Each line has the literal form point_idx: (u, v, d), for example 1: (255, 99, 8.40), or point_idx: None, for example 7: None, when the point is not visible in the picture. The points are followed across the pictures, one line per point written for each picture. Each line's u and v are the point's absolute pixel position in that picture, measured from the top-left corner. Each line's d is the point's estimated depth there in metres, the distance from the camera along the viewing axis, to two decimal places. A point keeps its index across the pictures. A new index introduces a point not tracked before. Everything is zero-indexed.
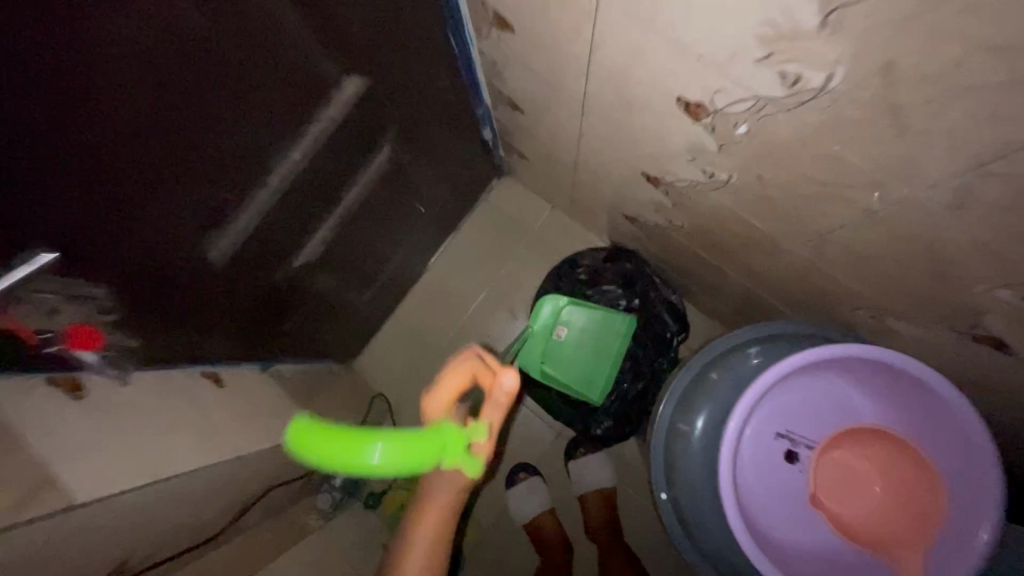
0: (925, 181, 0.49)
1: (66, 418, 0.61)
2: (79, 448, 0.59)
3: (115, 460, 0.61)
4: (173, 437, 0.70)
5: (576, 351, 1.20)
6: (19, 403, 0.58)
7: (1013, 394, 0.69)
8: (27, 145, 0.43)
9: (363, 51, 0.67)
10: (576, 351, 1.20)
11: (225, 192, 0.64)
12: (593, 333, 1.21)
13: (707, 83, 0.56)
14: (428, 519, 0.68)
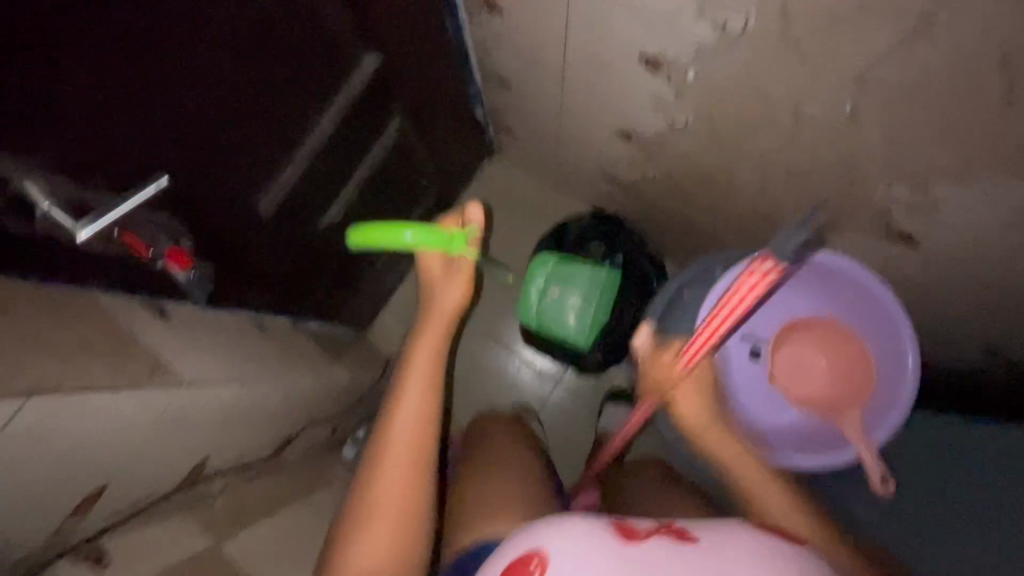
0: (827, 99, 0.64)
1: (153, 342, 0.71)
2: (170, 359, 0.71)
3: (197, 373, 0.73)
4: (233, 365, 0.82)
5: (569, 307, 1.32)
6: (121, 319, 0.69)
7: (925, 285, 0.85)
8: (147, 99, 0.55)
9: (378, 30, 0.81)
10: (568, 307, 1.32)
11: (272, 152, 0.77)
12: (582, 289, 1.32)
13: (661, 37, 0.71)
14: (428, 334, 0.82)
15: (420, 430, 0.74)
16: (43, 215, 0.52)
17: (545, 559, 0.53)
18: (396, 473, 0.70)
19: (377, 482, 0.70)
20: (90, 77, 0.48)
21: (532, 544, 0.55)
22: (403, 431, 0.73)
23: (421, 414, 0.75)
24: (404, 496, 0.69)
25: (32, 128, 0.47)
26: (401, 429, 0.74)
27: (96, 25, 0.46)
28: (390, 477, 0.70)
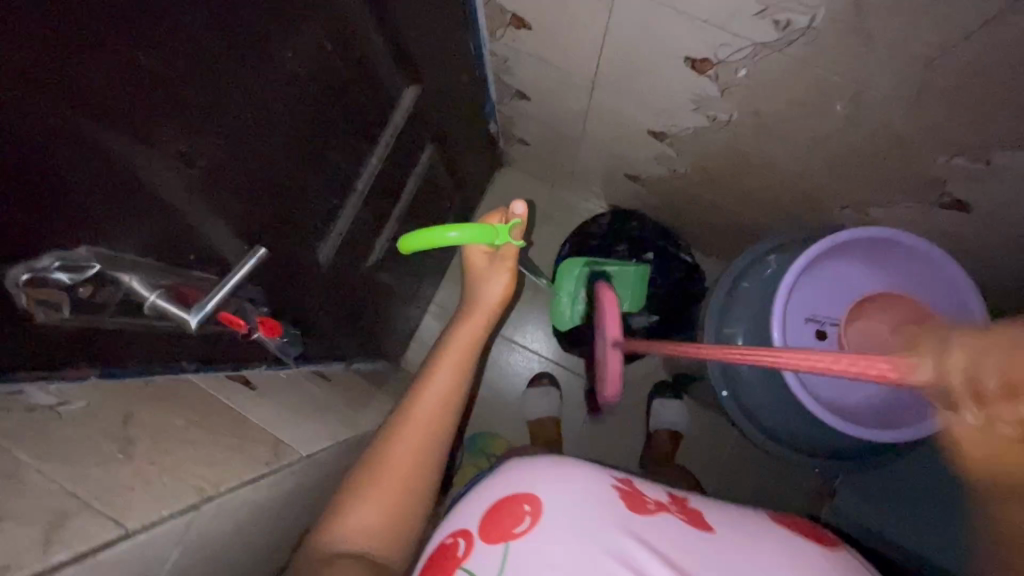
0: (891, 84, 0.65)
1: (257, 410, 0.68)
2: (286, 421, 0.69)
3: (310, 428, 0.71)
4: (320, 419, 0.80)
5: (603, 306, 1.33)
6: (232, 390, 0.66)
7: (976, 246, 0.88)
8: (228, 169, 0.53)
9: (416, 64, 0.80)
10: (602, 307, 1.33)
11: (330, 203, 0.75)
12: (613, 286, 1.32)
13: (712, 41, 0.71)
14: (466, 328, 0.84)
15: (446, 405, 0.74)
16: (150, 307, 0.48)
17: (536, 498, 0.55)
18: (416, 438, 0.70)
19: (392, 444, 0.69)
20: (187, 150, 0.47)
21: (525, 487, 0.57)
22: (431, 400, 0.73)
23: (450, 389, 0.76)
24: (417, 460, 0.68)
25: (136, 211, 0.45)
26: (429, 397, 0.74)
27: (195, 97, 0.45)
28: (408, 442, 0.69)
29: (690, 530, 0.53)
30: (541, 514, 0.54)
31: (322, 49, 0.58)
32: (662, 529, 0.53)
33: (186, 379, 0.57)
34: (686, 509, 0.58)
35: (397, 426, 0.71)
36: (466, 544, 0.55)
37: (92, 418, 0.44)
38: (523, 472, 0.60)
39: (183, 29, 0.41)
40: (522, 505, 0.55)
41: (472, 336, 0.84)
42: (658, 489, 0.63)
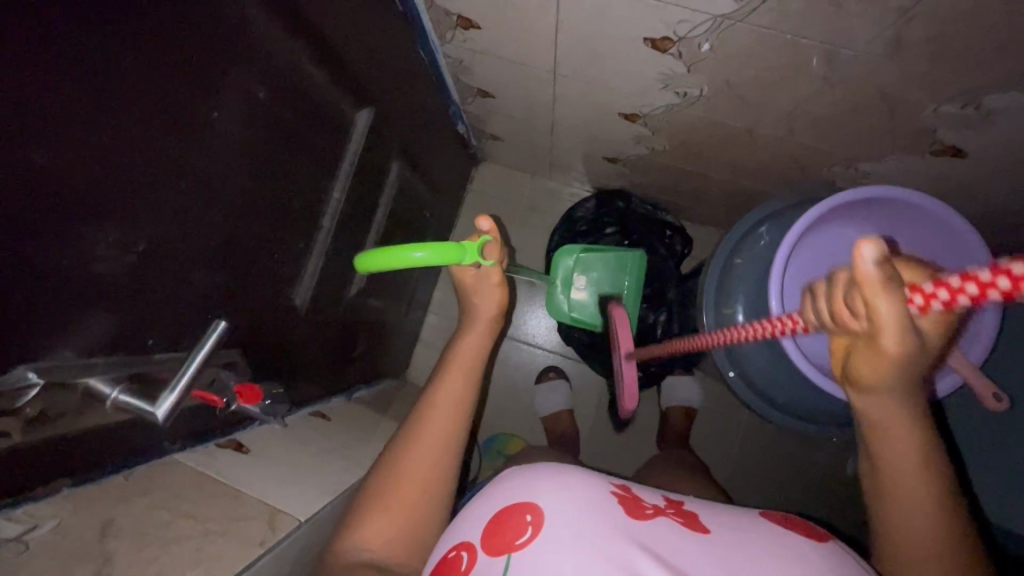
0: (865, 41, 0.61)
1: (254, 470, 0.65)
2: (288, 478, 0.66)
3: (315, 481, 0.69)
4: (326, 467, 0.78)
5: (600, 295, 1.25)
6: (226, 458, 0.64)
7: (975, 188, 0.84)
8: (176, 240, 0.50)
9: (364, 86, 0.76)
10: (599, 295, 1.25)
11: (298, 245, 0.72)
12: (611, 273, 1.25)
13: (669, 19, 0.67)
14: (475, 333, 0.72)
15: (463, 402, 0.65)
16: (114, 402, 0.47)
17: (539, 507, 0.49)
18: (433, 441, 0.62)
19: (408, 453, 0.61)
20: (121, 236, 0.44)
21: (524, 495, 0.51)
22: (446, 399, 0.65)
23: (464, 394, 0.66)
24: (432, 470, 0.60)
25: (80, 313, 0.43)
26: (444, 396, 0.65)
27: (117, 181, 0.42)
28: (424, 445, 0.61)
29: (695, 536, 0.48)
30: (545, 522, 0.47)
31: (255, 97, 0.55)
32: (663, 535, 0.47)
33: (171, 459, 0.57)
34: (684, 511, 0.53)
35: (411, 431, 0.63)
36: (469, 559, 0.48)
37: (70, 531, 0.43)
38: (524, 478, 0.54)
39: (82, 116, 0.38)
40: (523, 515, 0.49)
41: (485, 334, 0.73)
42: (654, 494, 0.56)
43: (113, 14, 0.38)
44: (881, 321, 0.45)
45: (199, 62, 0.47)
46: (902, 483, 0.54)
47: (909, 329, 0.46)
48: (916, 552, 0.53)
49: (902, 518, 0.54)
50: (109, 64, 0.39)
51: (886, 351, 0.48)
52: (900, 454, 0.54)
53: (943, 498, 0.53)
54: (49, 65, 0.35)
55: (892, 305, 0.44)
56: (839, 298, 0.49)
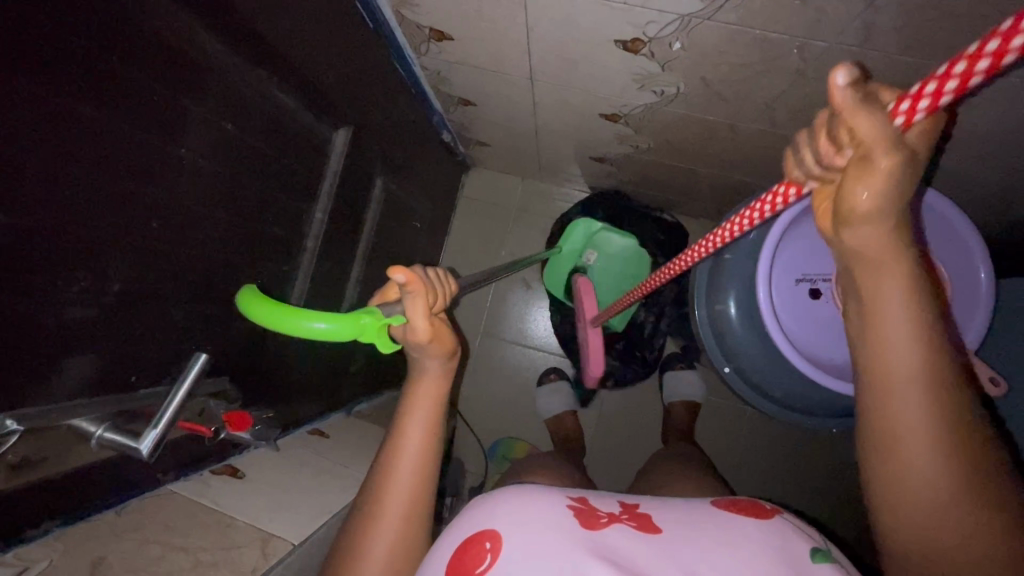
0: (835, 33, 0.60)
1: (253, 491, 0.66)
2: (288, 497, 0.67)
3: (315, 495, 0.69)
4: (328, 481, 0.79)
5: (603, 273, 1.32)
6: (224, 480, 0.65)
7: (963, 170, 0.82)
8: (152, 278, 0.51)
9: (339, 106, 0.76)
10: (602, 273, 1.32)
11: (281, 268, 0.73)
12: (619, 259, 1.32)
13: (638, 21, 0.66)
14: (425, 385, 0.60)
15: (421, 479, 0.58)
16: (99, 441, 0.48)
17: (499, 533, 0.49)
18: (392, 533, 0.56)
19: (366, 550, 0.55)
20: (96, 280, 0.45)
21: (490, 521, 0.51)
22: (404, 479, 0.58)
23: (424, 454, 0.59)
24: (398, 547, 0.56)
25: (60, 358, 0.44)
26: (398, 477, 0.58)
27: (85, 229, 0.43)
28: (385, 539, 0.55)
29: (647, 540, 0.48)
30: (504, 548, 0.47)
31: (223, 130, 0.56)
32: (616, 544, 0.47)
33: (166, 490, 0.58)
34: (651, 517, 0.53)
35: (366, 520, 0.57)
36: None
37: (60, 570, 0.44)
38: (489, 503, 0.54)
39: (50, 170, 0.39)
40: (483, 542, 0.49)
41: (436, 391, 0.61)
42: (609, 500, 0.56)
43: (71, 68, 0.39)
44: (862, 139, 0.34)
45: (163, 102, 0.47)
46: (892, 376, 0.38)
47: (903, 149, 0.34)
48: (910, 464, 0.38)
49: (888, 413, 0.39)
50: (73, 117, 0.40)
51: (871, 190, 0.35)
52: (886, 328, 0.38)
53: (951, 388, 0.38)
54: (12, 127, 0.36)
55: (870, 117, 0.33)
56: (815, 140, 0.37)
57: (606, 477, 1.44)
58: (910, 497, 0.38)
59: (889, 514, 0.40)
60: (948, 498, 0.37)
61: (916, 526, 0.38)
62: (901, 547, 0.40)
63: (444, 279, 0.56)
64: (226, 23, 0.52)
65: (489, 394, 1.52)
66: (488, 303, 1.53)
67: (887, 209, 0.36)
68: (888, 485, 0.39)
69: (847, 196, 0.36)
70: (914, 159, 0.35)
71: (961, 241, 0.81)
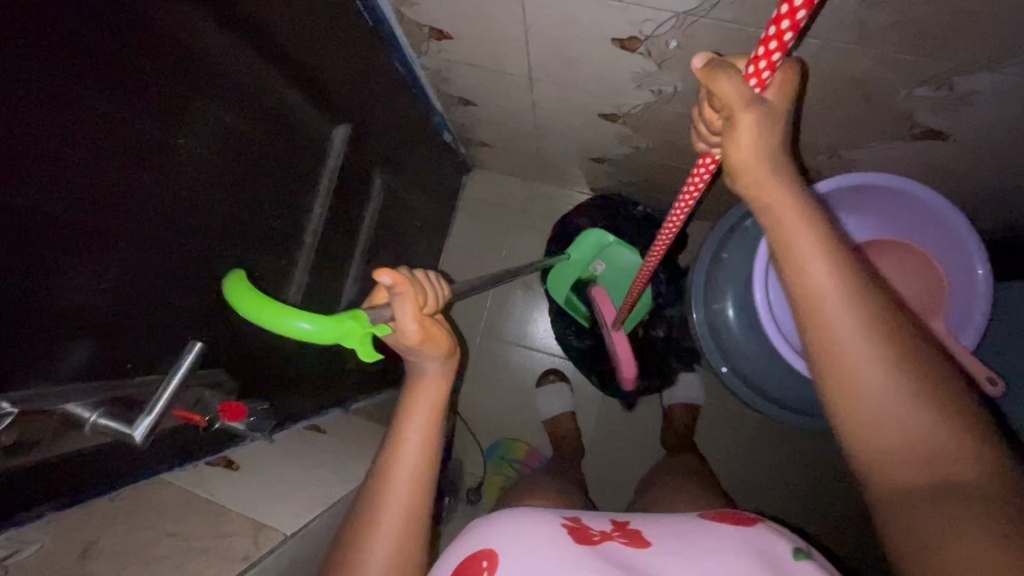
0: (829, 30, 0.60)
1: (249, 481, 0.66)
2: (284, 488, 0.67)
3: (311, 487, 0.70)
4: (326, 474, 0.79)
5: (608, 284, 1.34)
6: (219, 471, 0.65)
7: (961, 171, 0.82)
8: (149, 266, 0.51)
9: (339, 103, 0.77)
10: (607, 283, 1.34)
11: (279, 261, 0.73)
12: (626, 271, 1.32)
13: (634, 19, 0.67)
14: (425, 385, 0.60)
15: (421, 479, 0.59)
16: (93, 427, 0.48)
17: (495, 552, 0.49)
18: (396, 531, 0.57)
19: (368, 546, 0.56)
20: (93, 268, 0.46)
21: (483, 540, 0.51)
22: (404, 477, 0.58)
23: (424, 453, 0.59)
24: (400, 541, 0.57)
25: (56, 344, 0.44)
26: (399, 477, 0.58)
27: (84, 214, 0.43)
28: (388, 537, 0.56)
29: (640, 554, 0.48)
30: (501, 566, 0.47)
31: (223, 121, 0.56)
32: (612, 556, 0.48)
33: (162, 479, 0.59)
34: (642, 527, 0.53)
35: (367, 520, 0.57)
36: None
37: (51, 554, 0.45)
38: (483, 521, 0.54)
39: (50, 155, 0.40)
40: (480, 561, 0.49)
41: (436, 390, 0.60)
42: (601, 518, 0.56)
43: (76, 56, 0.40)
44: (726, 101, 0.43)
45: (164, 93, 0.48)
46: (824, 300, 0.42)
47: (757, 101, 0.43)
48: (857, 374, 0.41)
49: (828, 335, 0.42)
50: (74, 104, 0.40)
51: (746, 141, 0.43)
52: (803, 256, 0.43)
53: (870, 299, 0.42)
54: (12, 111, 0.36)
55: (727, 82, 0.43)
56: (701, 111, 0.48)
57: (605, 479, 1.43)
58: (865, 406, 0.41)
59: (852, 433, 0.42)
60: (895, 398, 0.40)
61: (878, 433, 0.41)
62: (874, 464, 0.41)
63: (436, 282, 0.56)
64: (228, 16, 0.53)
65: (488, 394, 1.52)
66: (487, 304, 1.53)
67: (767, 153, 0.44)
68: (844, 406, 0.42)
69: (733, 151, 0.44)
70: (773, 109, 0.44)
71: (964, 265, 0.82)
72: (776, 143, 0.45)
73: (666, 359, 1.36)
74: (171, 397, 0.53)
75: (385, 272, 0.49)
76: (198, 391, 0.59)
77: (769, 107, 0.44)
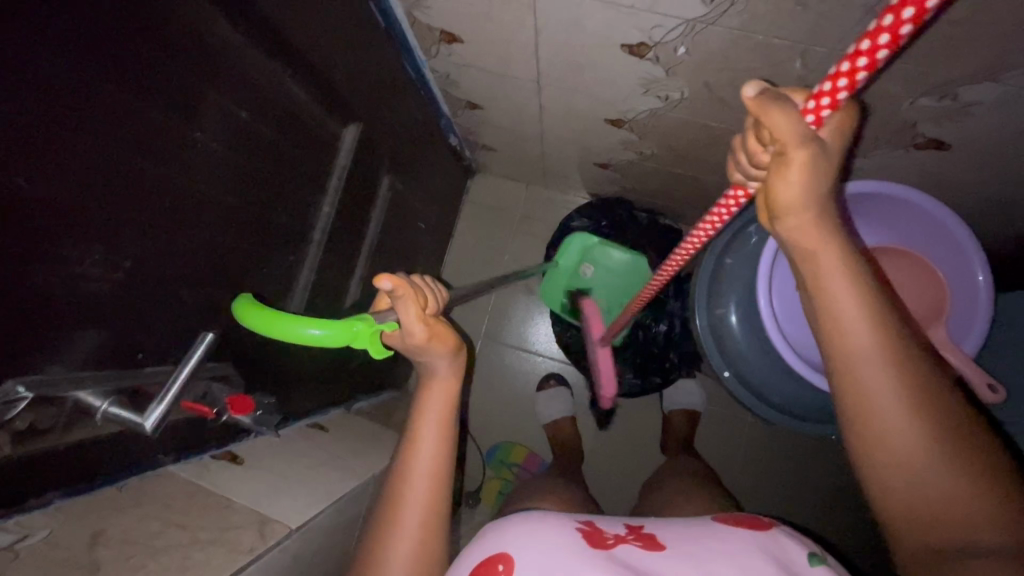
0: (834, 39, 0.62)
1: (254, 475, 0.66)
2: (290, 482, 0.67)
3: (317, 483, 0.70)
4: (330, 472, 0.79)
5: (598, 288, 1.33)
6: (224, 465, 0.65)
7: (963, 181, 0.83)
8: (163, 257, 0.52)
9: (349, 102, 0.78)
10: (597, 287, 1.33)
11: (288, 257, 0.74)
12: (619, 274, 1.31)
13: (644, 25, 0.68)
14: (435, 387, 0.60)
15: (437, 478, 0.59)
16: (104, 415, 0.48)
17: (511, 554, 0.49)
18: (415, 532, 0.56)
19: (388, 550, 0.56)
20: (109, 256, 0.46)
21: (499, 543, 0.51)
22: (420, 477, 0.58)
23: (439, 456, 0.59)
24: (419, 546, 0.56)
25: (68, 331, 0.45)
26: (415, 477, 0.58)
27: (101, 203, 0.44)
28: (407, 537, 0.56)
29: (654, 557, 0.48)
30: (517, 568, 0.48)
31: (238, 116, 0.57)
32: (624, 558, 0.48)
33: (167, 471, 0.59)
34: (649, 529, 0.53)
35: (387, 520, 0.57)
36: None
37: (61, 540, 0.45)
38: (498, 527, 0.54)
39: (71, 143, 0.40)
40: (495, 564, 0.49)
41: (447, 391, 0.61)
42: (614, 521, 0.57)
43: (100, 48, 0.41)
44: (781, 136, 0.39)
45: (177, 84, 0.48)
46: (860, 354, 0.42)
47: (812, 140, 0.39)
48: (890, 432, 0.41)
49: (861, 390, 0.42)
50: (89, 90, 0.41)
51: (796, 180, 0.41)
52: (843, 310, 0.42)
53: (909, 357, 0.41)
54: (35, 100, 0.37)
55: (786, 113, 0.39)
56: (746, 141, 0.43)
57: (605, 484, 1.43)
58: (884, 440, 0.41)
59: (886, 489, 0.42)
60: (931, 459, 0.40)
61: (916, 492, 0.40)
62: (903, 522, 0.41)
63: (434, 285, 0.58)
64: (240, 12, 0.53)
65: (489, 398, 1.52)
66: (489, 307, 1.54)
67: (815, 200, 0.42)
68: (875, 460, 0.42)
69: (780, 188, 0.41)
70: (827, 152, 0.41)
71: (965, 274, 0.83)
72: (824, 187, 0.42)
73: (668, 364, 1.37)
74: (182, 388, 0.53)
75: (383, 276, 0.49)
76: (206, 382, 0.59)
77: (820, 148, 0.40)
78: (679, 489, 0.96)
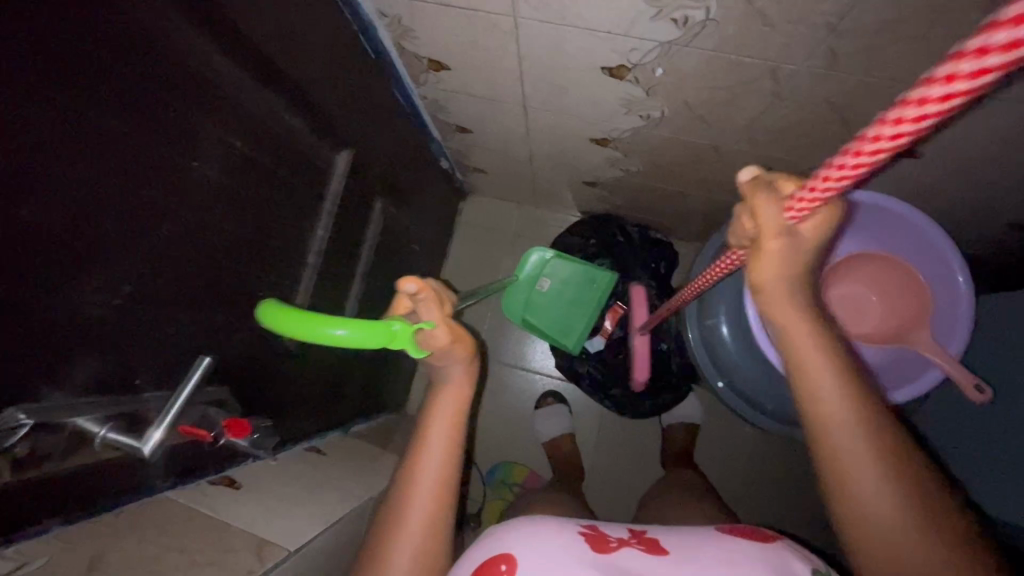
0: (801, 57, 0.65)
1: (253, 495, 0.66)
2: (288, 503, 0.67)
3: (315, 505, 0.70)
4: (331, 486, 0.78)
5: (554, 300, 1.33)
6: (221, 488, 0.65)
7: (939, 186, 0.86)
8: (161, 285, 0.53)
9: (342, 129, 0.81)
10: (554, 299, 1.33)
11: (283, 280, 0.75)
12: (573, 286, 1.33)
13: (622, 48, 0.71)
14: (445, 395, 0.62)
15: (444, 483, 0.59)
16: (102, 441, 0.50)
17: (514, 555, 0.49)
18: (418, 537, 0.56)
19: (391, 555, 0.55)
20: (110, 284, 0.48)
21: (500, 545, 0.52)
22: (426, 479, 0.59)
23: (447, 460, 0.60)
24: (426, 550, 0.56)
25: (68, 356, 0.46)
26: (423, 482, 0.58)
27: (102, 232, 0.46)
28: (411, 542, 0.56)
29: (655, 562, 0.49)
30: (520, 568, 0.48)
31: (234, 146, 0.60)
32: (626, 566, 0.49)
33: (163, 496, 0.59)
34: (645, 538, 0.54)
35: (392, 521, 0.57)
36: None
37: (58, 566, 0.45)
38: (500, 530, 0.54)
39: (74, 177, 0.42)
40: (498, 564, 0.49)
41: (458, 394, 0.62)
42: (619, 527, 0.58)
43: (101, 86, 0.43)
44: (761, 223, 0.46)
45: (175, 114, 0.51)
46: (829, 415, 0.47)
47: (784, 235, 0.47)
48: (861, 490, 0.46)
49: (832, 434, 0.47)
50: (87, 121, 0.43)
51: (768, 262, 0.48)
52: (812, 375, 0.48)
53: (874, 414, 0.48)
54: (38, 134, 0.39)
55: (769, 205, 0.46)
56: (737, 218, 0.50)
57: (605, 500, 1.42)
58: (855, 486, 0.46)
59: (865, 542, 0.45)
60: (899, 514, 0.44)
61: (890, 540, 0.44)
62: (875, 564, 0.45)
63: (443, 288, 0.60)
64: (234, 44, 0.56)
65: (488, 418, 1.51)
66: (486, 326, 1.54)
67: (779, 277, 0.49)
68: (854, 519, 0.46)
69: (757, 267, 0.49)
70: (801, 243, 0.48)
71: (944, 272, 0.85)
72: (792, 274, 0.49)
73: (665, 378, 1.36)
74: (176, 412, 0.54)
75: (411, 278, 0.53)
76: (198, 407, 0.60)
77: (795, 239, 0.47)
78: (679, 503, 0.96)
